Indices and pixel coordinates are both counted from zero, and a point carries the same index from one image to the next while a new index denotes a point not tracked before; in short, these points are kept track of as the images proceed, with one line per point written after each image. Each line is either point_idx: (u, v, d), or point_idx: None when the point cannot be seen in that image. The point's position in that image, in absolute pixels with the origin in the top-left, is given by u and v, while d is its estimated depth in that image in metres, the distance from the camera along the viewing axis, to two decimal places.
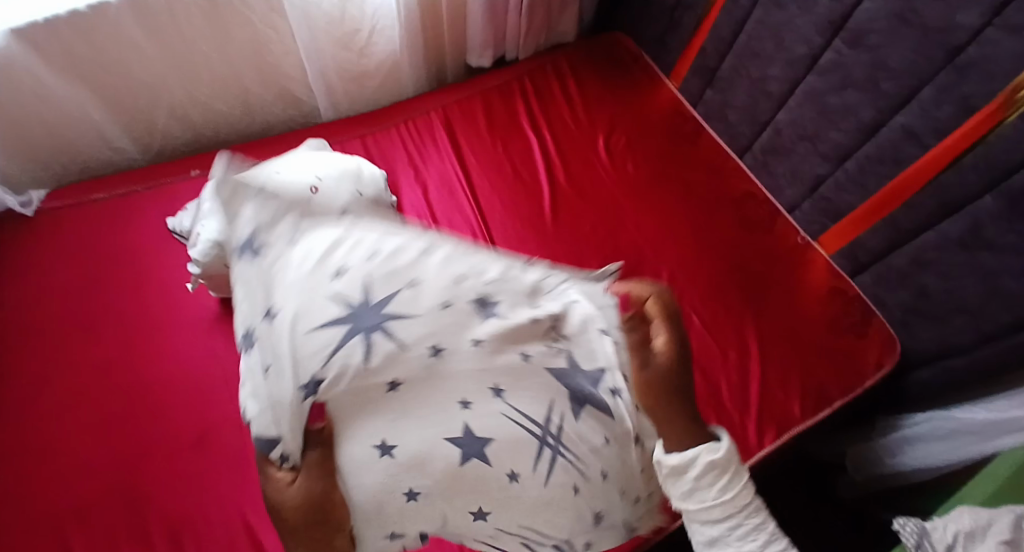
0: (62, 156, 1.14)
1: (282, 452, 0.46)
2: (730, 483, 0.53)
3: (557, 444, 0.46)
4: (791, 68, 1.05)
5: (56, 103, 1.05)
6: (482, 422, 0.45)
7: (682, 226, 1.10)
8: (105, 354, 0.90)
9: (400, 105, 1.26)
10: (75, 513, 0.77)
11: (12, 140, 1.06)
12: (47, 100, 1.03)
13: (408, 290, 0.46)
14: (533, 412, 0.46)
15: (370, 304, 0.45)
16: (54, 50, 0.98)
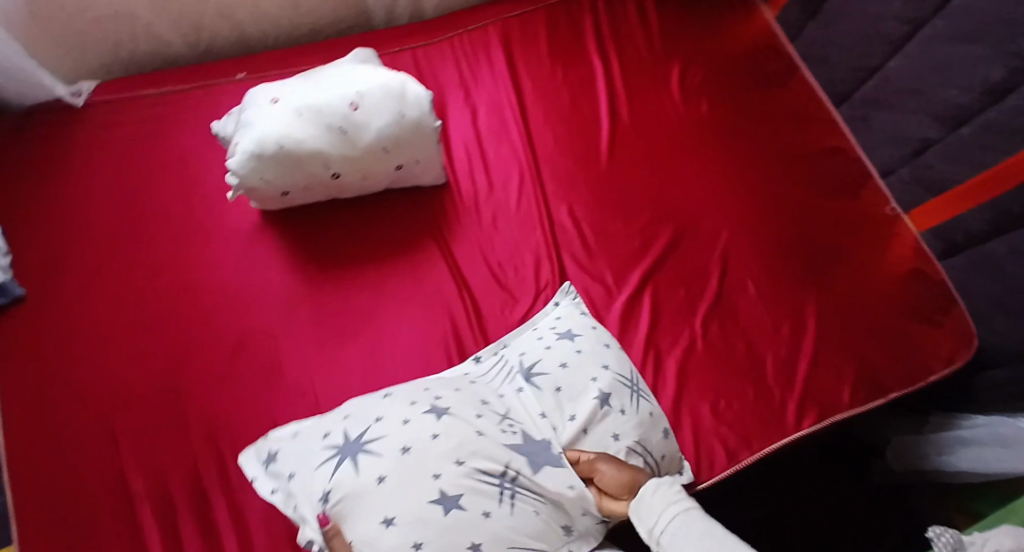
0: (112, 48, 1.11)
1: (309, 538, 0.54)
2: (666, 494, 0.58)
3: (512, 487, 0.57)
4: (913, 7, 0.90)
5: None
6: (454, 481, 0.54)
7: (753, 181, 1.00)
8: (150, 255, 0.91)
9: (458, 17, 1.15)
10: (120, 403, 0.80)
11: (62, 27, 1.03)
12: None
13: (377, 425, 0.58)
14: (491, 466, 0.57)
15: (354, 437, 0.57)
16: None
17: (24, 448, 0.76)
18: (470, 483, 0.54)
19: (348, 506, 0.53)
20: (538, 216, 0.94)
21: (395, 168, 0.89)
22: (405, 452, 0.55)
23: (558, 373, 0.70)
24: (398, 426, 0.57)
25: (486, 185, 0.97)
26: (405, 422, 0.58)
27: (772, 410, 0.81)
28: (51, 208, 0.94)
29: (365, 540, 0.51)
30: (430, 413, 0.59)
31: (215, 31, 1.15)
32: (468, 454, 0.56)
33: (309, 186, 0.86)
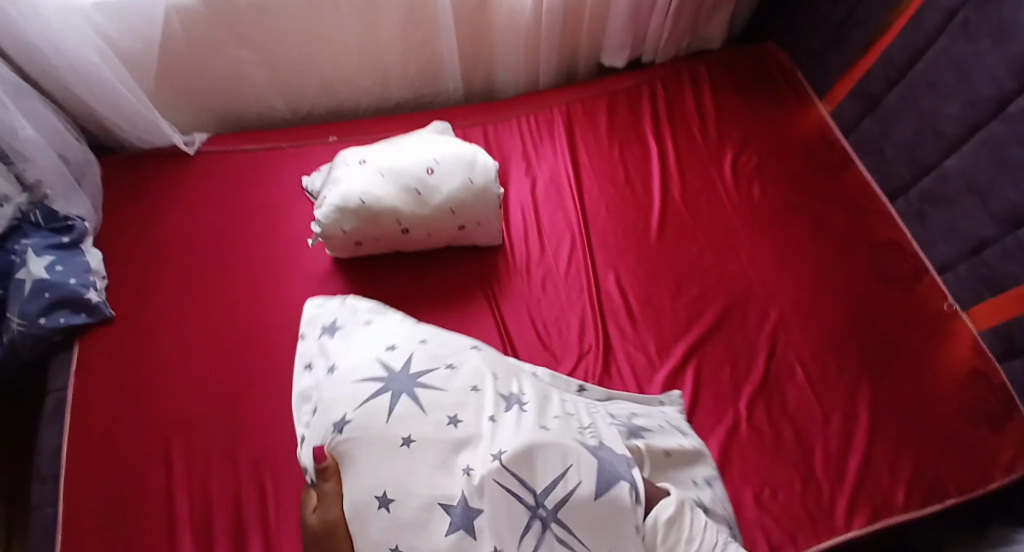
0: (224, 107, 1.27)
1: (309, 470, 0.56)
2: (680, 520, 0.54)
3: (548, 517, 0.48)
4: (971, 109, 0.92)
5: (227, 60, 1.17)
6: (476, 484, 0.50)
7: (804, 266, 1.01)
8: (228, 290, 1.00)
9: (526, 98, 1.25)
10: (178, 422, 0.86)
11: (188, 88, 1.19)
12: (221, 57, 1.16)
13: (440, 376, 0.60)
14: (533, 481, 0.50)
15: (407, 375, 0.60)
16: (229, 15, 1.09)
17: (82, 459, 0.83)
18: (502, 496, 0.49)
19: (355, 452, 0.54)
20: (586, 283, 0.98)
21: (458, 228, 0.95)
22: (451, 424, 0.55)
23: (642, 429, 0.69)
24: (459, 390, 0.59)
25: (538, 249, 1.02)
26: (470, 390, 0.59)
27: (819, 504, 0.78)
28: (152, 240, 1.06)
29: (356, 508, 0.51)
30: (499, 399, 0.58)
31: (313, 99, 1.30)
32: (509, 456, 0.51)
33: (379, 237, 0.94)
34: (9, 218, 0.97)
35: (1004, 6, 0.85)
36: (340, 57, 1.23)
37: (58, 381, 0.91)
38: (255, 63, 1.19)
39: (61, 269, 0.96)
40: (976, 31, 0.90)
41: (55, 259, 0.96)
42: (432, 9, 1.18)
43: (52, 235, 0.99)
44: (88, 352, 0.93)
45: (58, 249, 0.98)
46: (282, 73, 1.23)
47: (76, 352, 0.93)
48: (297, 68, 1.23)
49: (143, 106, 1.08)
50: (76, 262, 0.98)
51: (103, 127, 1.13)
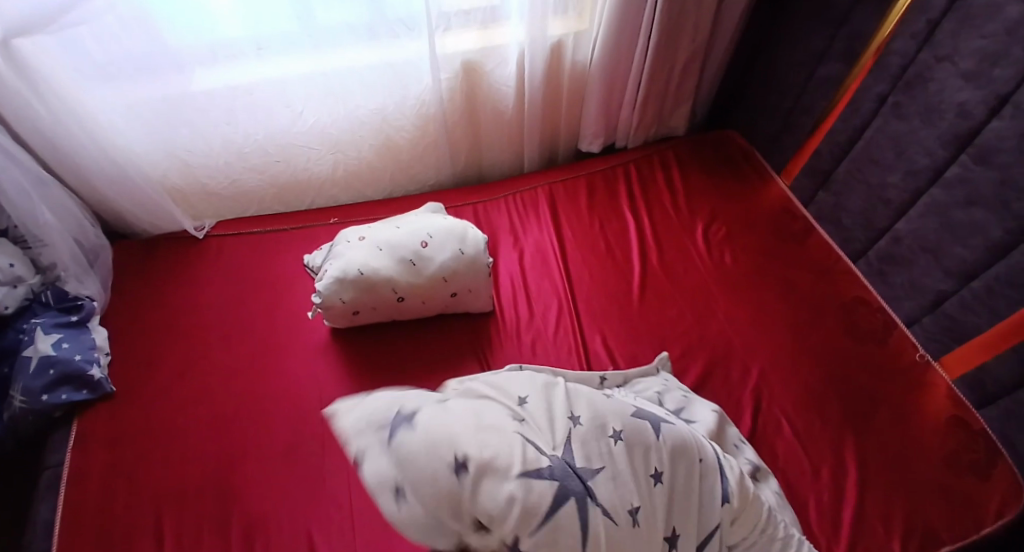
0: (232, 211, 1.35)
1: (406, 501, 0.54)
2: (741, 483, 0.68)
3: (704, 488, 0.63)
4: (912, 178, 1.01)
5: (237, 168, 1.27)
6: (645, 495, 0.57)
7: (778, 323, 1.07)
8: (228, 363, 1.03)
9: (512, 180, 1.37)
10: (173, 495, 0.87)
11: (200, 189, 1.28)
12: (232, 164, 1.25)
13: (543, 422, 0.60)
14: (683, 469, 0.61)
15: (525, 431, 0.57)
16: (243, 120, 1.18)
17: (74, 537, 0.83)
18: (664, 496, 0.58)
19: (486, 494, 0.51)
20: (574, 345, 1.02)
21: (450, 295, 1.01)
22: (614, 441, 0.58)
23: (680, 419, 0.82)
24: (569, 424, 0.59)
25: (527, 314, 1.08)
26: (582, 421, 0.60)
27: None
28: (157, 318, 1.11)
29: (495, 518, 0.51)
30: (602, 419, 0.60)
31: (319, 196, 1.40)
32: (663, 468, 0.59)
33: (376, 306, 0.99)
34: (21, 299, 1.02)
35: (929, 89, 0.95)
36: (347, 161, 1.34)
37: (54, 457, 0.92)
38: (262, 167, 1.29)
39: (68, 345, 0.99)
40: (908, 111, 1.00)
41: (62, 336, 1.00)
42: (429, 120, 1.31)
43: (61, 313, 1.03)
44: (86, 429, 0.95)
45: (65, 328, 1.02)
46: (292, 177, 1.33)
47: (74, 429, 0.95)
48: (306, 172, 1.33)
49: (157, 194, 1.18)
50: (83, 339, 1.02)
51: (115, 215, 1.21)
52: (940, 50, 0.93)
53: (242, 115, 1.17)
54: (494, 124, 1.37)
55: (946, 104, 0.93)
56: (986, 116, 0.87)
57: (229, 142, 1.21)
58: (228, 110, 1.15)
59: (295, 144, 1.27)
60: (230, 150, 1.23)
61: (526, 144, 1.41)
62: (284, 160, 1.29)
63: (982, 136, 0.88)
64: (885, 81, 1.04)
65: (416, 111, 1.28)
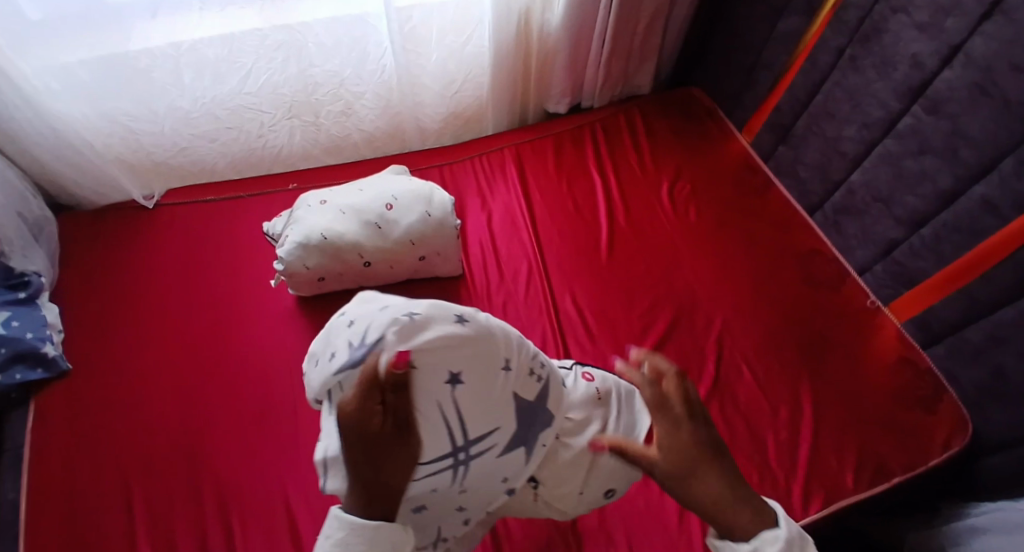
0: (181, 180, 1.30)
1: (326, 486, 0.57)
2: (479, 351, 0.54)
3: (452, 379, 0.52)
4: (867, 130, 1.04)
5: (188, 138, 1.22)
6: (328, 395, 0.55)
7: (739, 276, 1.10)
8: (192, 336, 1.00)
9: (477, 141, 1.35)
10: (143, 469, 0.85)
11: (147, 157, 1.22)
12: (179, 132, 1.20)
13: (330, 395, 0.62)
14: None
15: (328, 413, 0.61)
16: (189, 81, 1.12)
17: (37, 515, 0.82)
18: None
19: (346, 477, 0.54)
20: (544, 303, 1.04)
21: (419, 259, 1.00)
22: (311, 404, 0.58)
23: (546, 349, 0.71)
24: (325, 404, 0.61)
25: (497, 275, 1.09)
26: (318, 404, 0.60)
27: (774, 493, 0.83)
28: (114, 292, 1.06)
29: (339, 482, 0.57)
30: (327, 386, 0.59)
31: (277, 163, 1.35)
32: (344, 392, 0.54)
33: (342, 272, 0.98)
34: None
35: (884, 41, 0.97)
36: (305, 125, 1.30)
37: (11, 438, 0.89)
38: (215, 136, 1.24)
39: (18, 323, 0.95)
40: (863, 64, 1.02)
41: (12, 314, 0.95)
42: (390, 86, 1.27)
43: (7, 291, 0.98)
44: (44, 406, 0.92)
45: (13, 305, 0.97)
46: (246, 144, 1.28)
47: (31, 409, 0.92)
48: (262, 138, 1.28)
49: (99, 161, 1.12)
50: (34, 317, 0.97)
51: (55, 186, 1.14)
52: (896, 3, 0.94)
53: (189, 78, 1.11)
54: (457, 85, 1.34)
55: (900, 55, 0.95)
56: (937, 67, 0.89)
57: (174, 108, 1.15)
58: (174, 69, 1.09)
59: (248, 110, 1.21)
60: (175, 115, 1.17)
61: (494, 109, 1.38)
62: (238, 128, 1.24)
63: (934, 86, 0.90)
64: (843, 35, 1.06)
65: (378, 78, 1.25)
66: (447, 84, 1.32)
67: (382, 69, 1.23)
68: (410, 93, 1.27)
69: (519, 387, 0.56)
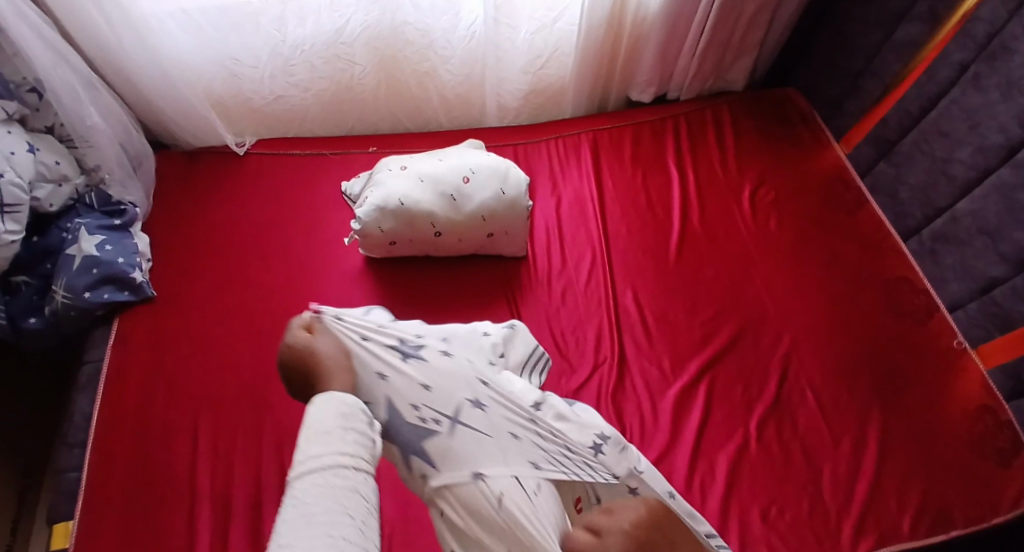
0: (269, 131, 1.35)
1: None
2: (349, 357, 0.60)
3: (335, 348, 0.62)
4: (982, 155, 0.96)
5: (280, 88, 1.26)
6: None
7: (814, 294, 1.05)
8: (267, 281, 1.05)
9: (556, 124, 1.33)
10: (210, 401, 0.91)
11: (243, 105, 1.27)
12: (273, 82, 1.24)
13: None
14: None
15: None
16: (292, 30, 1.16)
17: (113, 427, 0.89)
18: None
19: None
20: (606, 296, 1.03)
21: (487, 235, 1.00)
22: None
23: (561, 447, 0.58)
24: None
25: (559, 261, 1.08)
26: None
27: (823, 523, 0.79)
28: (200, 230, 1.12)
29: None
30: None
31: (359, 122, 1.38)
32: None
33: (412, 239, 0.99)
34: (66, 198, 1.03)
35: (1014, 61, 0.89)
36: (388, 87, 1.32)
37: (96, 353, 0.97)
38: (303, 88, 1.27)
39: (111, 248, 1.02)
40: (987, 83, 0.94)
41: (105, 238, 1.02)
42: (476, 54, 1.27)
43: (104, 216, 1.05)
44: (127, 328, 0.99)
45: (109, 230, 1.04)
46: (332, 101, 1.31)
47: (116, 328, 0.99)
48: (348, 96, 1.31)
49: (205, 110, 1.17)
50: (125, 244, 1.04)
51: (157, 124, 1.21)
52: None
53: (292, 25, 1.15)
54: (542, 60, 1.31)
55: None
56: None
57: (276, 54, 1.19)
58: (277, 18, 1.13)
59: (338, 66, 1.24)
60: (276, 62, 1.21)
61: (576, 92, 1.35)
62: (327, 82, 1.27)
63: None
64: (969, 49, 0.97)
65: (466, 45, 1.25)
66: (533, 62, 1.31)
67: (468, 37, 1.23)
68: (496, 65, 1.27)
69: (394, 408, 0.58)
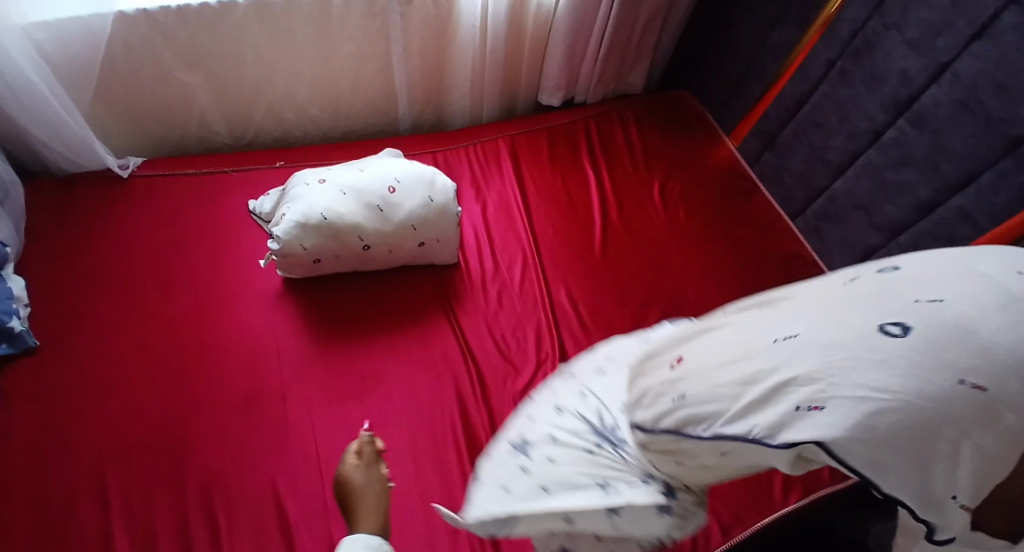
0: (166, 137, 1.28)
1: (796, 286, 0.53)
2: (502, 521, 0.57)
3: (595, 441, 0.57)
4: (852, 141, 1.09)
5: (175, 88, 1.19)
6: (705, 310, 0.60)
7: (725, 272, 1.14)
8: (174, 314, 0.96)
9: (471, 130, 1.34)
10: (119, 454, 0.81)
11: (125, 107, 1.19)
12: (172, 85, 1.18)
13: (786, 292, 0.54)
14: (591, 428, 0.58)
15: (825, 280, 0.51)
16: (185, 35, 1.10)
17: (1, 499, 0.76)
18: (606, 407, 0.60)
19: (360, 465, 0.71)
20: (540, 296, 1.05)
21: (418, 245, 0.98)
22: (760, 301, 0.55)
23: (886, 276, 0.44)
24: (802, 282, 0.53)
25: (493, 266, 1.08)
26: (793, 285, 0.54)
27: (760, 480, 0.86)
28: (88, 264, 1.00)
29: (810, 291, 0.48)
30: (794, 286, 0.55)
31: (263, 127, 1.33)
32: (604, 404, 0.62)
33: (339, 255, 0.95)
34: None
35: (875, 56, 1.02)
36: (293, 89, 1.28)
37: None
38: (201, 88, 1.21)
39: None
40: (853, 78, 1.07)
41: None
42: (385, 47, 1.26)
43: None
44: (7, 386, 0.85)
45: None
46: (235, 103, 1.27)
47: None
48: (252, 99, 1.27)
49: (75, 123, 1.04)
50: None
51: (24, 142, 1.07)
52: (888, 18, 0.98)
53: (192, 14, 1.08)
54: (445, 55, 1.32)
55: (890, 72, 1.00)
56: (925, 84, 0.94)
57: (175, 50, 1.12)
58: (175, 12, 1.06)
59: (244, 71, 1.21)
60: (174, 54, 1.13)
61: (487, 93, 1.38)
62: (230, 83, 1.22)
63: (920, 102, 0.95)
64: (834, 48, 1.10)
65: (373, 41, 1.24)
66: (441, 52, 1.31)
67: (375, 38, 1.23)
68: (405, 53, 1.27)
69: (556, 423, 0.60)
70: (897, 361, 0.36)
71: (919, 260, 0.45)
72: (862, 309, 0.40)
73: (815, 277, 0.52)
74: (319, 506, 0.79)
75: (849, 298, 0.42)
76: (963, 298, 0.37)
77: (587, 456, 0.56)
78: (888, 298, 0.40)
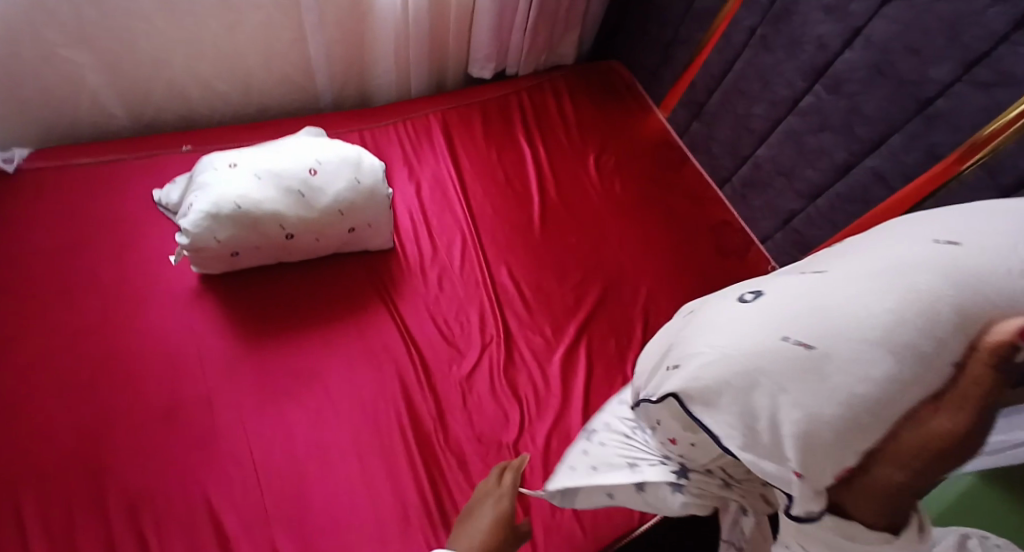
0: (52, 124, 1.14)
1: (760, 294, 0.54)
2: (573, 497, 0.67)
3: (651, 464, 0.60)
4: (774, 108, 1.11)
5: (58, 67, 1.05)
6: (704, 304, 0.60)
7: (661, 243, 1.15)
8: (76, 321, 0.86)
9: (398, 106, 1.28)
10: (22, 480, 0.72)
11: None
12: (52, 64, 1.04)
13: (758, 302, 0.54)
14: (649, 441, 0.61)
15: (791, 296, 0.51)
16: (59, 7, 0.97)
17: None
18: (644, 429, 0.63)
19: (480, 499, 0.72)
20: (480, 277, 1.02)
21: (348, 230, 0.93)
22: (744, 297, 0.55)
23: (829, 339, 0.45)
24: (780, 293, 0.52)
25: (430, 248, 1.04)
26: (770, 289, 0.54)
27: None
28: None
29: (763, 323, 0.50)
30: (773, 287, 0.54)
31: (165, 105, 1.21)
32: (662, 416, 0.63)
33: (259, 246, 0.89)
34: None
35: (794, 22, 1.03)
36: (196, 64, 1.17)
37: None
38: (88, 66, 1.08)
39: None
40: (774, 44, 1.09)
41: None
42: (297, 17, 1.16)
43: None
44: None
45: None
46: (130, 82, 1.14)
47: None
48: (149, 77, 1.15)
49: None
50: None
51: None
52: None
53: None
54: (365, 26, 1.24)
55: (808, 37, 1.01)
56: (840, 49, 0.97)
57: (53, 24, 0.98)
58: None
59: (137, 45, 1.08)
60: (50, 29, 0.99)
61: (413, 65, 1.32)
62: (121, 60, 1.09)
63: (835, 67, 0.98)
64: (756, 15, 1.11)
65: (282, 9, 1.14)
66: (360, 24, 1.23)
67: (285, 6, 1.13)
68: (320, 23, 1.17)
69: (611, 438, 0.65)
70: (733, 340, 0.50)
71: (855, 307, 0.46)
72: (787, 395, 0.45)
73: (787, 284, 0.53)
74: (258, 515, 0.74)
75: (789, 371, 0.45)
76: (847, 374, 0.43)
77: (626, 438, 0.64)
78: (805, 366, 0.45)
